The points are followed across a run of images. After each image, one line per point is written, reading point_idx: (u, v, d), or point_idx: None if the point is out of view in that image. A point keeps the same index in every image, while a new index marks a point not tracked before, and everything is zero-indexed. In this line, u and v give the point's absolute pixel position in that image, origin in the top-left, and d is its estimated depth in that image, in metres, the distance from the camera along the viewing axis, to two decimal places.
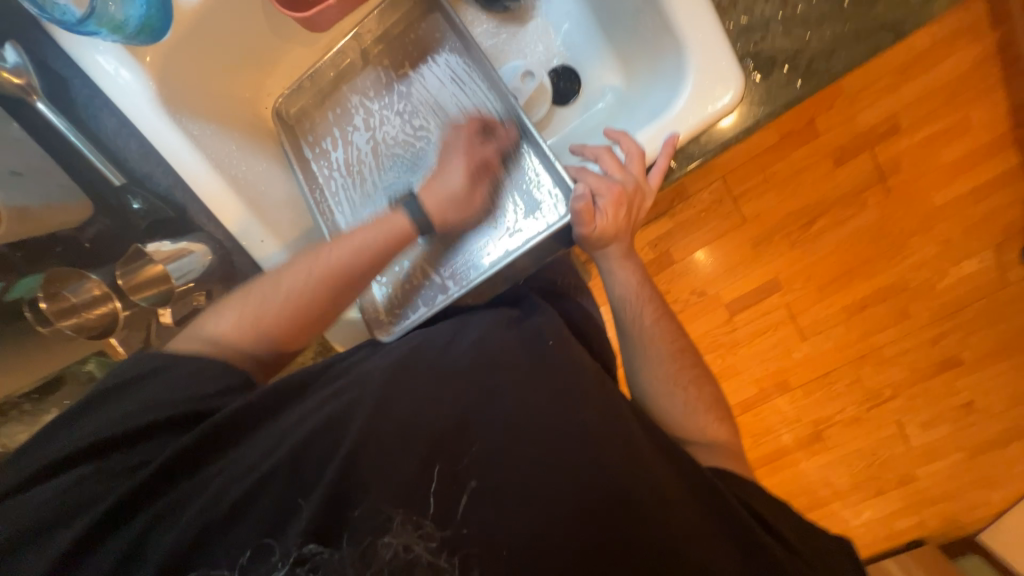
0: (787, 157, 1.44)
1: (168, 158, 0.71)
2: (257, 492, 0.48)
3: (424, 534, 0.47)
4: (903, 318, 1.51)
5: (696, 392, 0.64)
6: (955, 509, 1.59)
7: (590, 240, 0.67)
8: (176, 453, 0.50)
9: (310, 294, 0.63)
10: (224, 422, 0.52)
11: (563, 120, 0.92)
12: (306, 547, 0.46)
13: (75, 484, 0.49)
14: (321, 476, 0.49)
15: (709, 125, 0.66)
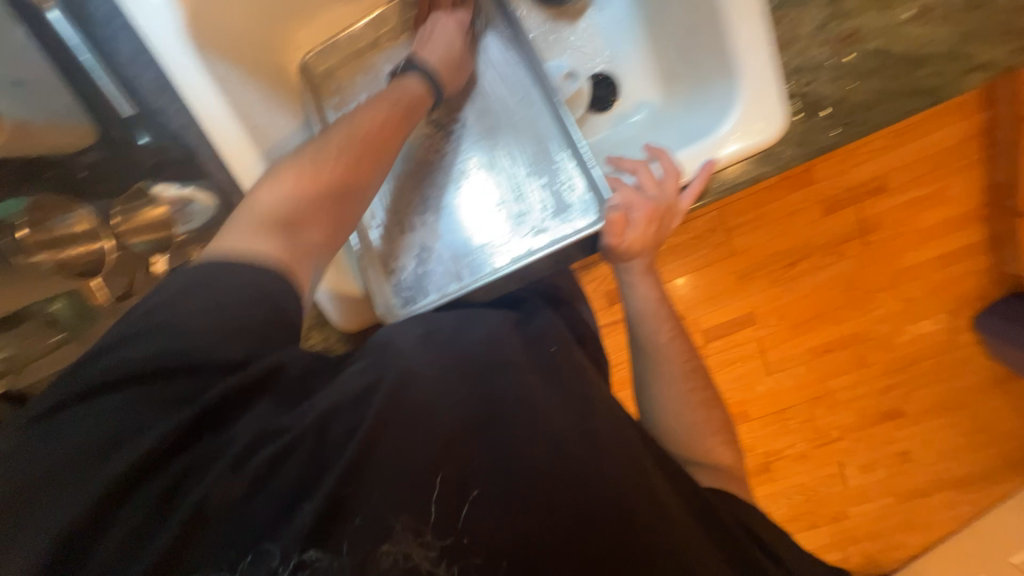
0: (784, 199, 1.49)
1: (185, 94, 0.66)
2: (257, 486, 0.45)
3: (425, 544, 0.45)
4: (862, 366, 1.61)
5: (705, 413, 0.65)
6: (878, 550, 1.69)
7: (616, 251, 0.67)
8: (195, 412, 0.46)
9: (356, 151, 0.64)
10: (233, 395, 0.48)
11: (595, 127, 0.92)
12: (304, 554, 0.43)
13: (69, 436, 0.44)
14: (325, 476, 0.46)
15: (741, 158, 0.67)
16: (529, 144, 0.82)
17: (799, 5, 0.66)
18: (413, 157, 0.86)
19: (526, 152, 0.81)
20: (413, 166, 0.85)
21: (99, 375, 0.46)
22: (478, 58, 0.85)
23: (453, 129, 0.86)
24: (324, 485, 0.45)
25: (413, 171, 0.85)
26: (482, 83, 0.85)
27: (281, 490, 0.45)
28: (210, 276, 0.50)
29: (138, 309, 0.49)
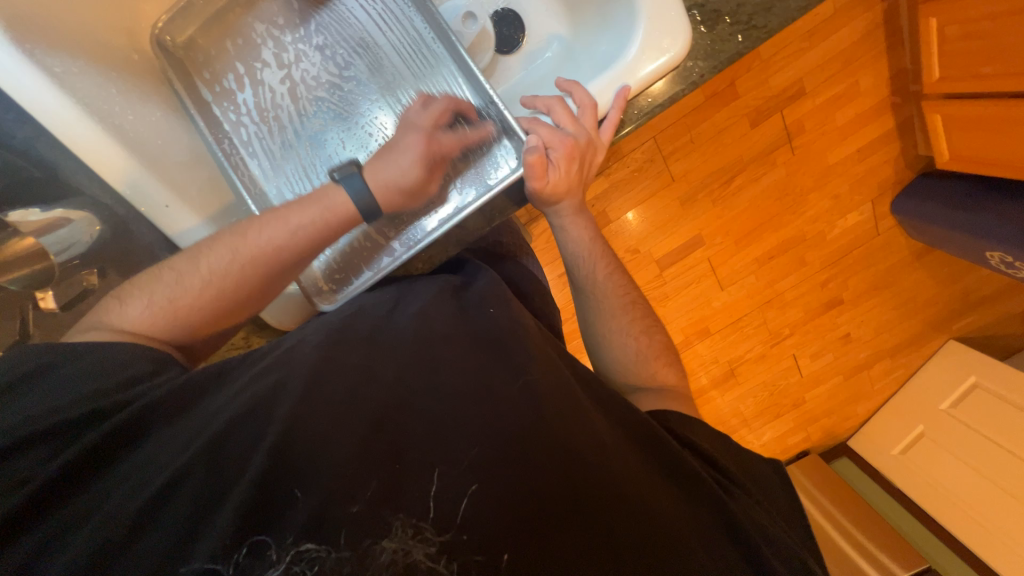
0: (711, 118, 1.51)
1: (23, 101, 0.56)
2: (173, 489, 0.39)
3: (424, 537, 0.37)
4: (802, 265, 1.72)
5: (647, 340, 0.67)
6: (832, 423, 1.92)
7: (543, 196, 0.65)
8: (85, 448, 0.42)
9: (257, 271, 0.57)
10: (130, 421, 0.44)
11: (507, 70, 0.87)
12: (297, 545, 0.36)
13: None
14: (243, 465, 0.39)
15: (654, 80, 0.66)
16: (435, 94, 0.77)
17: None
18: (314, 130, 0.80)
19: None
20: (317, 139, 0.80)
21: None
22: (360, 5, 0.78)
23: (352, 91, 0.81)
24: (244, 471, 0.39)
25: (318, 143, 0.80)
26: (373, 34, 0.79)
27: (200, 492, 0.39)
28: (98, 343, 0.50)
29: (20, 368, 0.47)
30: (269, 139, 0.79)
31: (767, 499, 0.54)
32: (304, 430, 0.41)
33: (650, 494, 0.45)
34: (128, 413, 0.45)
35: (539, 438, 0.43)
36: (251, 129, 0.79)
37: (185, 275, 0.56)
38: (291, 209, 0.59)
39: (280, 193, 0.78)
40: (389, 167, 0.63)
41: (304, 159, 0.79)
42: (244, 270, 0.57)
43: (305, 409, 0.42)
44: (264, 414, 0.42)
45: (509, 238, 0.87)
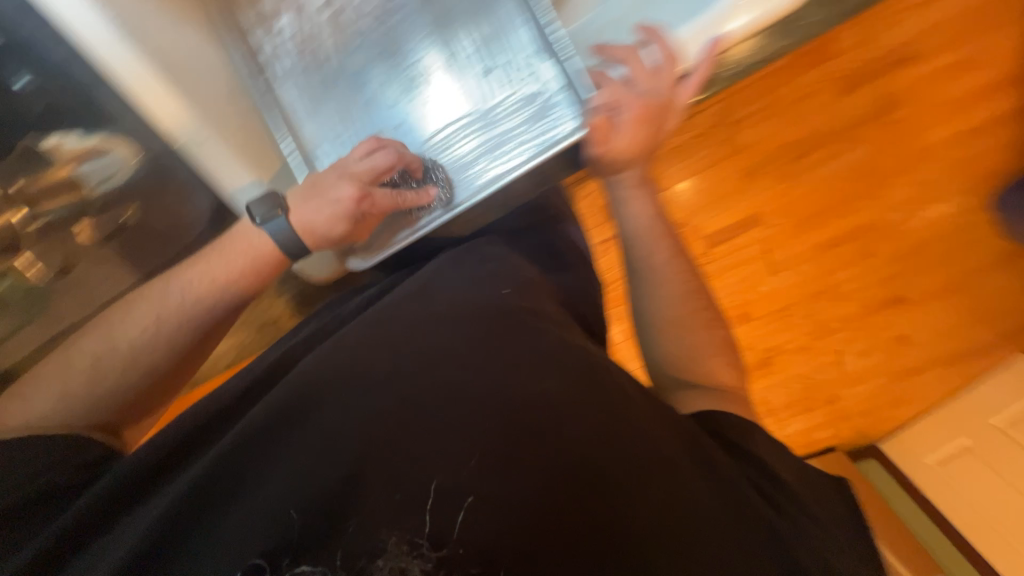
0: (793, 81, 1.33)
1: (71, 29, 0.53)
2: (235, 460, 0.39)
3: (421, 553, 0.33)
4: (869, 257, 1.55)
5: (707, 335, 0.59)
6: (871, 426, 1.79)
7: (611, 163, 0.57)
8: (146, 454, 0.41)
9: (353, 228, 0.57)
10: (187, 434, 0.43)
11: (580, 7, 0.76)
12: (295, 567, 0.33)
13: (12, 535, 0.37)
14: (285, 442, 0.40)
15: (756, 34, 0.56)
16: (492, 34, 0.70)
17: None
18: (356, 66, 0.74)
19: (488, 46, 0.70)
20: (361, 76, 0.74)
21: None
22: None
23: (398, 21, 0.72)
24: (272, 480, 0.37)
25: (362, 82, 0.74)
26: None
27: (239, 491, 0.38)
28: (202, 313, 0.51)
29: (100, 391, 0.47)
30: (309, 75, 0.74)
31: (835, 526, 0.47)
32: (316, 433, 0.40)
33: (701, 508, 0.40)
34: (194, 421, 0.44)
35: (579, 441, 0.39)
36: (288, 63, 0.73)
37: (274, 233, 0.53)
38: (219, 256, 0.53)
39: (316, 136, 0.74)
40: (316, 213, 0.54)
41: (345, 99, 0.74)
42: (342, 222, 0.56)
43: (321, 415, 0.41)
44: (290, 403, 0.42)
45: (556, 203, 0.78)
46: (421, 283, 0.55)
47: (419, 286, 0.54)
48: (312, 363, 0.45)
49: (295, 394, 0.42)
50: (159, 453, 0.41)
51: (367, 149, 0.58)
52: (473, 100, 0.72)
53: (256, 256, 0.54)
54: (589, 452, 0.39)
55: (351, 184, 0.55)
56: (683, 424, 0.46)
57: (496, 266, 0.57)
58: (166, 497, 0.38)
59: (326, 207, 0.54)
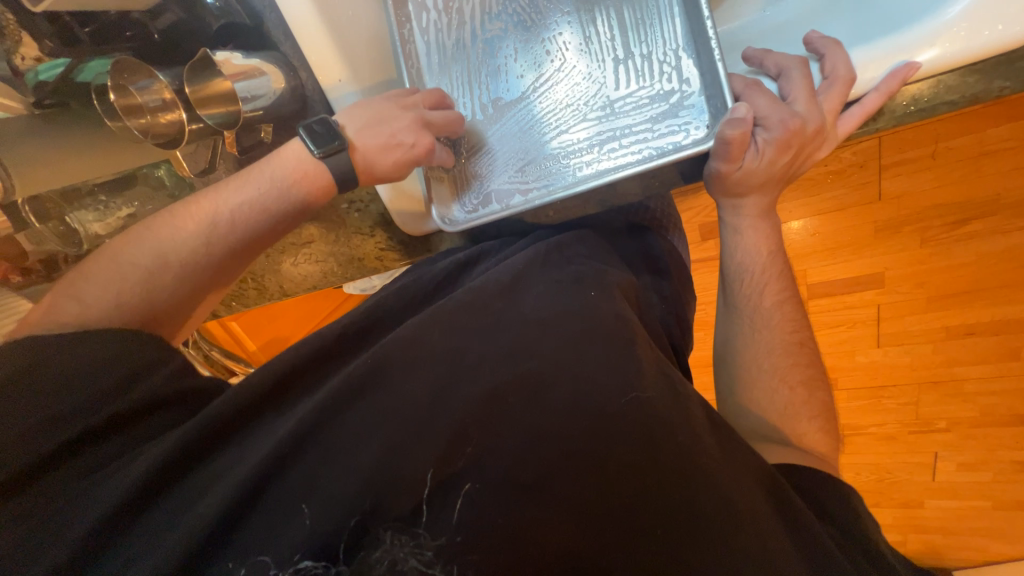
0: (978, 133, 1.12)
1: None
2: (313, 432, 0.39)
3: (419, 545, 0.35)
4: (1011, 359, 1.34)
5: (803, 394, 0.53)
6: (946, 545, 1.62)
7: (736, 184, 0.52)
8: (219, 410, 0.41)
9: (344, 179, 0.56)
10: (260, 388, 0.43)
11: (738, 7, 0.68)
12: (297, 563, 0.34)
13: (100, 463, 0.40)
14: (362, 425, 0.40)
15: (959, 65, 0.47)
16: (638, 23, 0.67)
17: None
18: (491, 34, 0.74)
19: (628, 35, 0.68)
20: (493, 44, 0.74)
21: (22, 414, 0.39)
22: None
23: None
24: (349, 466, 0.37)
25: (493, 49, 0.74)
26: None
27: (313, 465, 0.38)
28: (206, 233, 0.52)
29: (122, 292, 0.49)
30: (445, 33, 0.74)
31: None
32: (362, 429, 0.39)
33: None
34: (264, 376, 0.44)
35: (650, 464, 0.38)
36: (431, 17, 0.74)
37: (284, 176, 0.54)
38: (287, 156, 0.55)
39: (436, 92, 0.75)
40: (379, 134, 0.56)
41: (471, 62, 0.74)
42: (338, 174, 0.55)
43: (375, 404, 0.40)
44: (371, 372, 0.42)
45: (658, 206, 0.73)
46: (510, 273, 0.52)
47: (506, 279, 0.51)
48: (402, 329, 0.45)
49: (351, 385, 0.41)
50: (211, 426, 0.41)
51: (432, 103, 0.61)
52: (597, 86, 0.68)
53: (310, 178, 0.54)
54: (646, 483, 0.37)
55: (422, 133, 0.57)
56: (768, 470, 0.42)
57: (581, 270, 0.53)
58: (223, 482, 0.38)
59: (385, 144, 0.55)
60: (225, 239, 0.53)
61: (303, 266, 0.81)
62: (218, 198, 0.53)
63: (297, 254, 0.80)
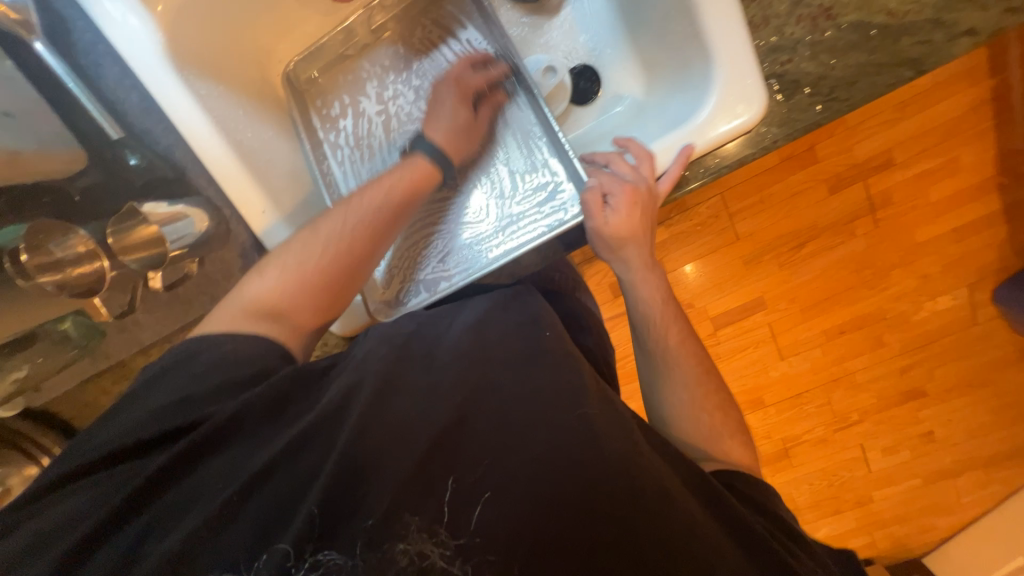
0: (786, 179, 1.49)
1: (176, 122, 0.65)
2: (272, 469, 0.47)
3: (440, 540, 0.44)
4: (879, 345, 1.63)
5: (703, 396, 0.65)
6: (906, 533, 1.75)
7: (603, 236, 0.67)
8: (184, 448, 0.49)
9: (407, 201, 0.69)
10: (220, 425, 0.50)
11: (579, 121, 0.88)
12: (314, 553, 0.43)
13: (87, 492, 0.49)
14: (319, 453, 0.47)
15: (720, 145, 0.66)
16: (512, 134, 0.81)
17: None
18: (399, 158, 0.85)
19: (507, 143, 0.81)
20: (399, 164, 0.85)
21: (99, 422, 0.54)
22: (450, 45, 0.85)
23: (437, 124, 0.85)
24: (303, 483, 0.46)
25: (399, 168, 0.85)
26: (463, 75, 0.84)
27: (265, 493, 0.46)
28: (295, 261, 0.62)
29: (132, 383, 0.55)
30: (360, 163, 0.85)
31: None
32: (344, 470, 0.46)
33: (712, 542, 0.46)
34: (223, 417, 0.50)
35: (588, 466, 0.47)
36: (345, 153, 0.85)
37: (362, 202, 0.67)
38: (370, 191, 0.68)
39: None
40: (438, 118, 0.77)
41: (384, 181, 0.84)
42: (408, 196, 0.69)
43: (348, 450, 0.46)
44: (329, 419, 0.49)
45: (565, 272, 0.87)
46: (475, 319, 0.60)
47: (472, 324, 0.59)
48: (353, 377, 0.53)
49: (311, 431, 0.49)
50: (180, 461, 0.49)
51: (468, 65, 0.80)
52: (494, 186, 0.81)
53: (396, 196, 0.68)
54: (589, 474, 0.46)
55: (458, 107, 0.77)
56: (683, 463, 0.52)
57: (536, 313, 0.62)
58: (189, 509, 0.47)
59: (451, 128, 0.76)
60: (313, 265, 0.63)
61: None
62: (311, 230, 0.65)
63: None
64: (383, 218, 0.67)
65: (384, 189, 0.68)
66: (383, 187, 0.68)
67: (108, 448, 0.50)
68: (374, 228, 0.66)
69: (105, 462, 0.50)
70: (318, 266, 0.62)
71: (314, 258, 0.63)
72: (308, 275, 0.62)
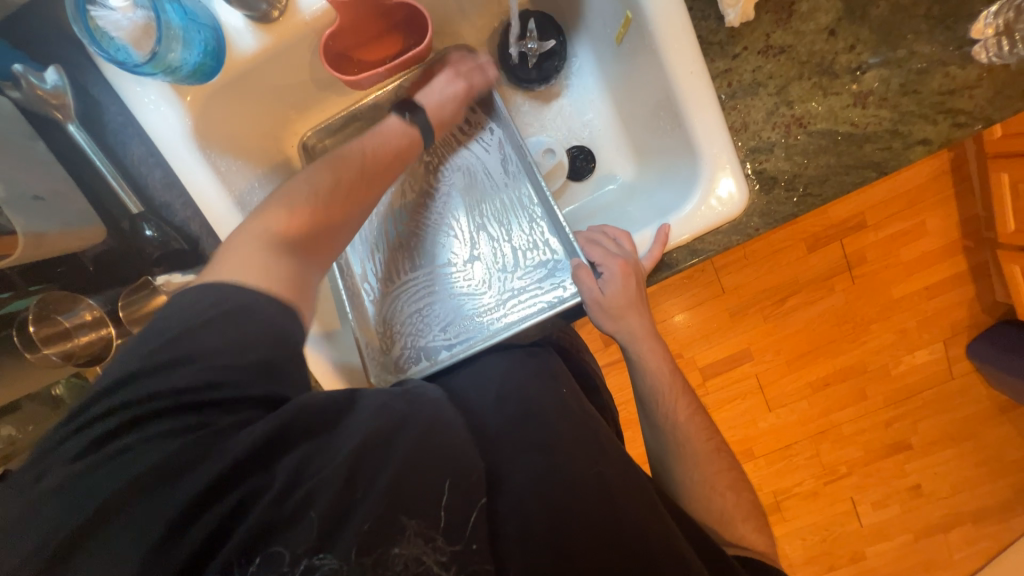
0: (767, 238, 1.57)
1: (196, 197, 0.68)
2: (305, 506, 0.49)
3: (437, 547, 0.50)
4: (863, 398, 1.67)
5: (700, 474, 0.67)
6: None
7: (604, 306, 0.70)
8: (241, 455, 0.49)
9: (388, 153, 0.73)
10: (281, 429, 0.51)
11: (575, 195, 0.94)
12: (316, 555, 0.48)
13: (126, 474, 0.48)
14: (360, 501, 0.50)
15: (711, 228, 0.72)
16: (513, 209, 0.85)
17: (750, 94, 0.69)
18: (404, 226, 0.89)
19: (507, 217, 0.85)
20: (403, 232, 0.89)
21: (122, 375, 0.51)
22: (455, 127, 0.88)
23: (442, 196, 0.89)
24: (348, 508, 0.50)
25: (403, 237, 0.88)
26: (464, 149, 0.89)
27: (313, 517, 0.49)
28: (287, 196, 0.64)
29: (155, 351, 0.51)
30: (369, 226, 0.89)
31: None
32: (378, 513, 0.49)
33: None
34: (288, 415, 0.51)
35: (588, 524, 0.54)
36: None
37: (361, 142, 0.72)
38: (367, 137, 0.73)
39: (363, 267, 0.88)
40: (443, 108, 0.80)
41: (388, 249, 0.88)
42: (387, 159, 0.73)
43: (367, 516, 0.49)
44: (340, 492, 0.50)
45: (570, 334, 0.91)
46: (501, 385, 0.69)
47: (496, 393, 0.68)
48: (368, 428, 0.53)
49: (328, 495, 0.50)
50: (237, 465, 0.49)
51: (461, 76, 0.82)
52: (496, 257, 0.84)
53: (398, 147, 0.75)
54: (596, 525, 0.54)
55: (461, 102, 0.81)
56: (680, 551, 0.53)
57: (553, 368, 0.75)
58: (246, 517, 0.49)
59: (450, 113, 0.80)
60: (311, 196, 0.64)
61: None
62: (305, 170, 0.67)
63: None
64: (373, 159, 0.71)
65: (375, 134, 0.74)
66: (374, 134, 0.74)
67: (162, 406, 0.50)
68: (368, 167, 0.70)
69: (159, 425, 0.50)
70: (312, 185, 0.65)
71: (301, 190, 0.64)
72: (297, 211, 0.63)
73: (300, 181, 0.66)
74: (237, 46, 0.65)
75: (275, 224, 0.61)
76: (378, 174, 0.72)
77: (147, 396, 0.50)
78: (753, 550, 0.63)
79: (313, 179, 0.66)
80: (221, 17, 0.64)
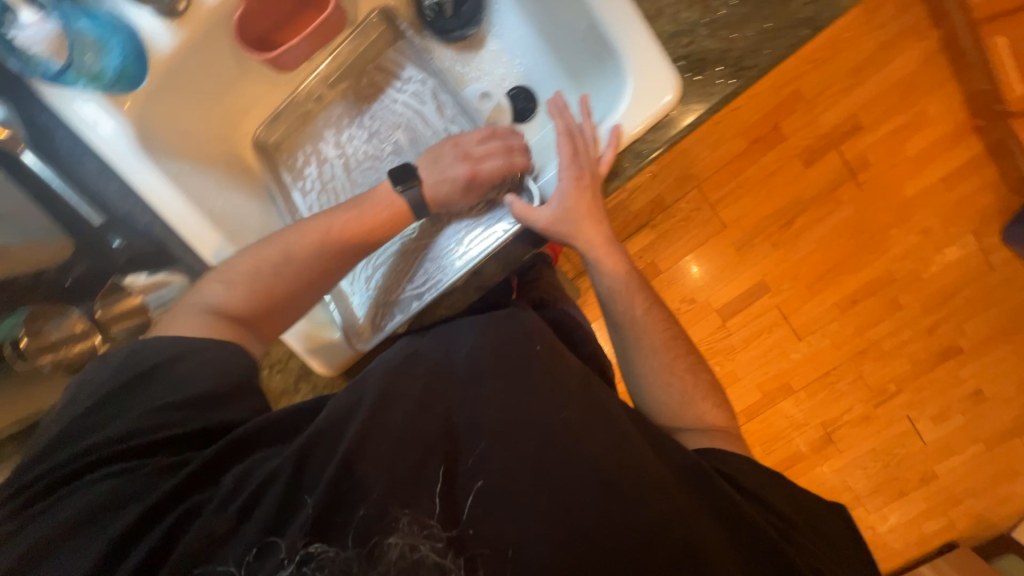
0: (758, 162, 1.51)
1: (147, 196, 0.71)
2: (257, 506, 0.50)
3: (432, 533, 0.50)
4: (897, 309, 1.57)
5: (691, 379, 0.67)
6: (984, 507, 1.62)
7: (561, 222, 0.70)
8: (191, 471, 0.52)
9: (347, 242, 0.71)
10: (233, 443, 0.54)
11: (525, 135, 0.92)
12: (311, 545, 0.49)
13: (73, 504, 0.50)
14: (321, 489, 0.50)
15: (657, 122, 0.69)
16: None
17: None
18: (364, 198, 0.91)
19: None
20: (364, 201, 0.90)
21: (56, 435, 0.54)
22: (389, 91, 0.91)
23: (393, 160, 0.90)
24: (313, 500, 0.50)
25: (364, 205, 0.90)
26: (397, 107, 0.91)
27: (261, 518, 0.50)
28: (237, 274, 0.66)
29: (109, 392, 0.56)
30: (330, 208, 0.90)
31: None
32: (375, 476, 0.52)
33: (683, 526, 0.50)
34: (243, 430, 0.55)
35: (568, 435, 0.54)
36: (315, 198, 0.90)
37: (329, 223, 0.71)
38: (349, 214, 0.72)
39: None
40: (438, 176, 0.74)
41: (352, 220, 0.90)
42: (338, 267, 0.71)
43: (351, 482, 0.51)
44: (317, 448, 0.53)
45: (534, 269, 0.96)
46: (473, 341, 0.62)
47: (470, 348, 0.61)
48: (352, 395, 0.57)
49: (306, 450, 0.53)
50: (191, 479, 0.52)
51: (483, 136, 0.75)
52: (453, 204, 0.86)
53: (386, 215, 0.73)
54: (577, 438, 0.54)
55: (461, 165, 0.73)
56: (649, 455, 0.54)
57: (527, 326, 0.63)
58: (193, 528, 0.50)
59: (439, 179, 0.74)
60: (263, 281, 0.66)
61: (279, 381, 0.85)
62: (263, 251, 0.68)
63: (270, 371, 0.84)
64: (329, 267, 0.70)
65: (352, 216, 0.72)
66: (351, 215, 0.72)
67: (94, 458, 0.52)
68: (336, 249, 0.70)
69: (81, 477, 0.52)
70: (264, 273, 0.66)
71: (249, 280, 0.66)
72: (239, 305, 0.65)
73: (244, 262, 0.67)
74: (155, 46, 0.68)
75: (216, 299, 0.65)
76: (334, 268, 0.71)
77: (71, 453, 0.53)
78: (717, 426, 0.65)
79: (258, 255, 0.67)
80: (135, 21, 0.67)
